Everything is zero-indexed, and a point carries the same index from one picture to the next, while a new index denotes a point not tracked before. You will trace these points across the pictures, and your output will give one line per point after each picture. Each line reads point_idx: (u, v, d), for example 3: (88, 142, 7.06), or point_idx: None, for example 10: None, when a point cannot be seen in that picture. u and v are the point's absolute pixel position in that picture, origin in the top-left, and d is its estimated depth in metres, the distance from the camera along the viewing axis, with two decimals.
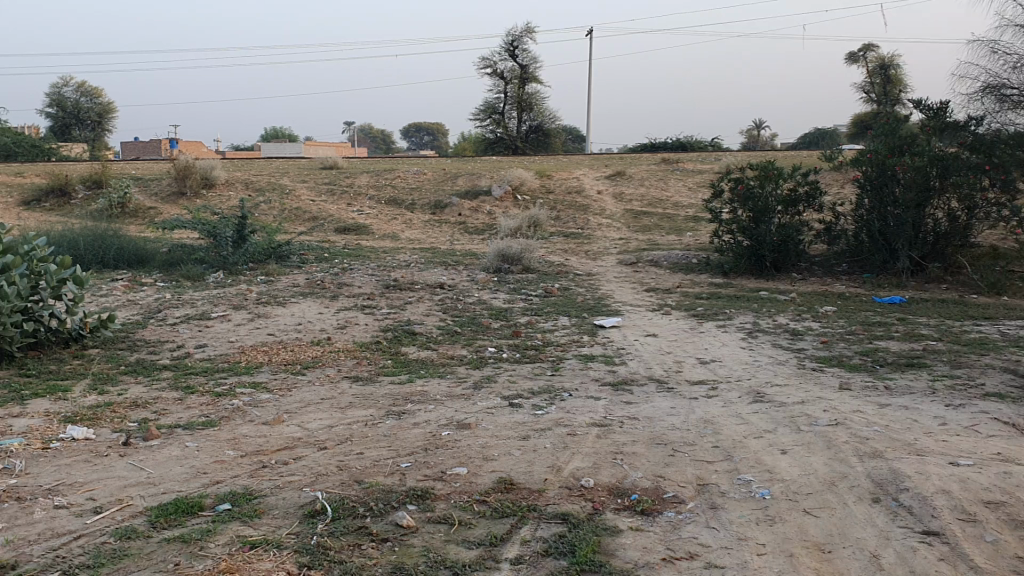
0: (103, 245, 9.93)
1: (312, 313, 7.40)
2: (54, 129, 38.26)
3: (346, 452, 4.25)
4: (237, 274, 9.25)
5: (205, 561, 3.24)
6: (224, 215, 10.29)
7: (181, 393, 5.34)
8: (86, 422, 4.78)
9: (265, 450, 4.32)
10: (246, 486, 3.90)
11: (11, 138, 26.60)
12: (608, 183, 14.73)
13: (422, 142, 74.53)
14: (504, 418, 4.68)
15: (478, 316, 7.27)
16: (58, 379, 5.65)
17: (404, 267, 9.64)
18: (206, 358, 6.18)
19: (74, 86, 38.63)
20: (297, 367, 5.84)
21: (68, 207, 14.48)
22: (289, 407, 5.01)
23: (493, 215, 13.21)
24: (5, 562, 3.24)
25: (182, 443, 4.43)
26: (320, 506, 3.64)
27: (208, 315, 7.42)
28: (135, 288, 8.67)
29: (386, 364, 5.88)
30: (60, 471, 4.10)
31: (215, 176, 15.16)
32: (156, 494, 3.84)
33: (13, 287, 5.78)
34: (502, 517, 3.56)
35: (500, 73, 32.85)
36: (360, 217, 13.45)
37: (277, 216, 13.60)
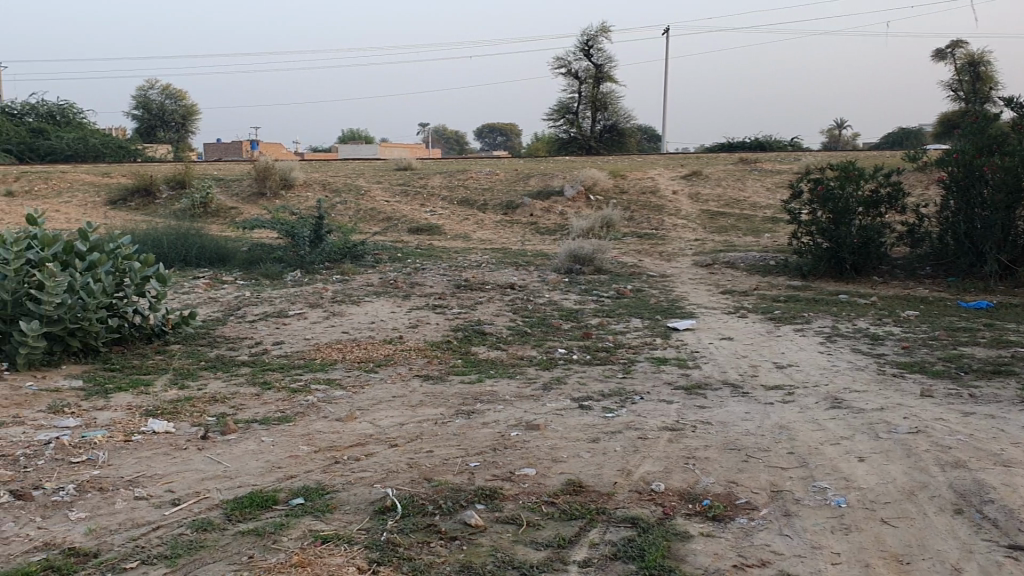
0: (186, 244, 10.20)
1: (385, 312, 7.48)
2: (140, 130, 39.55)
3: (416, 450, 4.28)
4: (313, 273, 9.41)
5: (278, 555, 3.30)
6: (301, 216, 10.48)
7: (258, 388, 5.46)
8: (166, 416, 4.92)
9: (338, 446, 4.38)
10: (319, 481, 3.96)
11: (99, 139, 27.68)
12: (683, 182, 14.57)
13: (496, 142, 74.81)
14: (574, 419, 4.66)
15: (549, 317, 7.26)
16: (140, 373, 5.83)
17: (476, 267, 9.68)
18: (283, 354, 6.30)
19: (159, 89, 40.13)
20: (369, 366, 5.91)
21: (153, 207, 14.92)
22: (361, 403, 5.07)
23: (566, 215, 13.18)
24: (88, 551, 3.36)
25: (257, 438, 4.52)
26: (389, 503, 3.67)
27: (285, 313, 7.56)
28: (215, 285, 8.89)
29: (457, 364, 5.90)
30: (141, 462, 4.23)
31: (294, 177, 15.46)
32: (231, 488, 3.93)
33: (98, 284, 5.96)
34: (571, 519, 3.54)
35: (575, 73, 32.76)
36: (434, 217, 13.58)
37: (353, 216, 13.81)
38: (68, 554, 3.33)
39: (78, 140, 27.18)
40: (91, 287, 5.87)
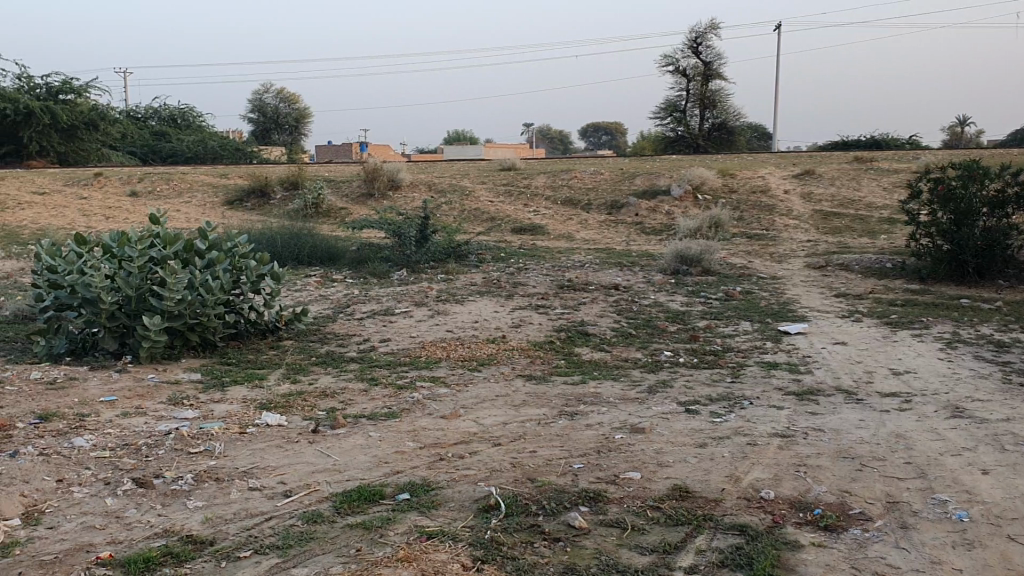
0: (298, 243, 10.48)
1: (488, 311, 7.52)
2: (256, 133, 40.95)
3: (520, 450, 4.28)
4: (419, 272, 9.55)
5: (385, 549, 3.36)
6: (408, 216, 10.64)
7: (366, 384, 5.57)
8: (279, 409, 5.07)
9: (442, 443, 4.42)
10: (424, 477, 4.00)
11: (217, 142, 28.74)
12: (795, 182, 14.18)
13: (602, 142, 74.44)
14: (681, 423, 4.58)
15: (655, 319, 7.17)
16: (255, 368, 6.02)
17: (580, 267, 9.65)
18: (390, 351, 6.42)
19: (275, 93, 41.32)
20: (473, 364, 5.95)
21: (267, 207, 15.41)
22: (465, 402, 5.10)
23: (672, 215, 13.01)
24: (205, 539, 3.49)
25: (365, 433, 4.60)
26: (494, 502, 3.68)
27: (392, 311, 7.69)
28: (325, 283, 9.12)
29: (561, 364, 5.88)
30: (255, 454, 4.36)
31: (401, 177, 15.72)
32: (340, 481, 4.01)
33: (217, 281, 6.19)
34: (677, 525, 3.47)
35: (683, 70, 32.29)
36: (538, 217, 13.59)
37: (457, 217, 13.97)
38: (186, 542, 3.47)
39: (198, 143, 28.30)
40: (210, 284, 6.11)
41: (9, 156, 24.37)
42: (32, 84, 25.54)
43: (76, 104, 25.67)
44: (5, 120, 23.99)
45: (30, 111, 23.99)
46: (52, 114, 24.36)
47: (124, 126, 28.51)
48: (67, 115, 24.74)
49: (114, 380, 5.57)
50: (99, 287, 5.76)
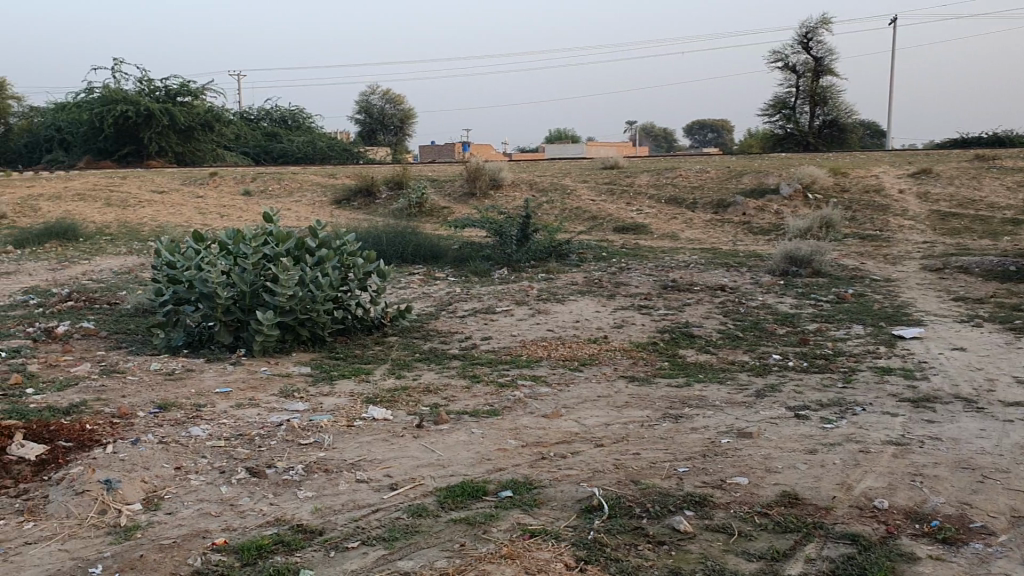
0: (402, 241, 10.64)
1: (589, 311, 7.49)
2: (363, 134, 41.82)
3: (622, 451, 4.25)
4: (521, 271, 9.57)
5: (488, 545, 3.39)
6: (510, 214, 10.67)
7: (469, 381, 5.62)
8: (384, 404, 5.16)
9: (544, 442, 4.42)
10: (526, 476, 4.01)
11: (326, 143, 29.47)
12: (910, 181, 13.67)
13: (706, 140, 73.26)
14: (790, 428, 4.47)
15: (762, 321, 7.02)
16: (361, 363, 6.15)
17: (684, 267, 9.51)
18: (491, 349, 6.46)
19: (380, 94, 42.12)
20: (575, 364, 5.93)
21: (373, 206, 15.69)
22: (567, 402, 5.09)
23: (781, 215, 12.71)
24: (314, 529, 3.59)
25: (468, 430, 4.64)
26: (597, 502, 3.66)
27: (494, 309, 7.74)
28: (429, 281, 9.25)
29: (664, 366, 5.81)
30: (362, 447, 4.45)
31: (502, 177, 15.80)
32: (444, 476, 4.05)
33: (326, 277, 6.36)
34: (785, 532, 3.39)
35: (792, 66, 31.50)
36: (641, 216, 13.45)
37: (559, 216, 13.97)
38: (297, 531, 3.58)
39: (307, 143, 29.11)
40: (319, 281, 6.28)
41: (131, 156, 25.53)
42: (152, 86, 26.67)
43: (193, 105, 26.67)
44: (128, 121, 25.14)
45: (150, 112, 25.07)
46: (171, 115, 25.38)
47: (237, 126, 29.48)
48: (185, 116, 25.75)
49: (228, 372, 5.78)
50: (216, 282, 5.98)
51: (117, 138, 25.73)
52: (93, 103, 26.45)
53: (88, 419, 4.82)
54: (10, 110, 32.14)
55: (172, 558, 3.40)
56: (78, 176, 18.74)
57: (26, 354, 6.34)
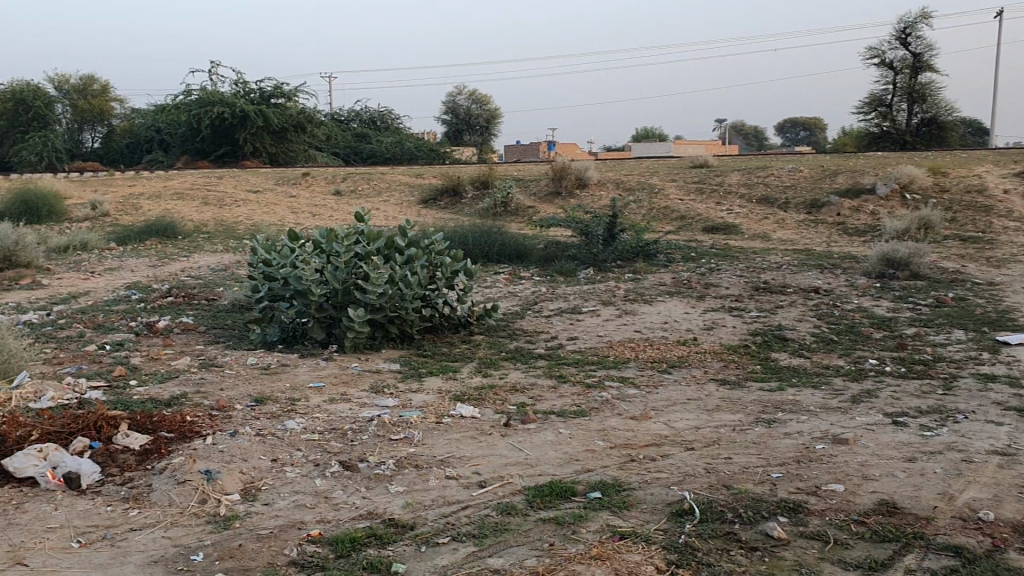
0: (489, 240, 10.72)
1: (678, 312, 7.42)
2: (449, 134, 42.27)
3: (714, 455, 4.20)
4: (608, 271, 9.55)
5: (578, 545, 3.39)
6: (598, 214, 10.63)
7: (556, 381, 5.63)
8: (472, 402, 5.20)
9: (634, 444, 4.40)
10: (616, 477, 4.00)
11: (413, 143, 29.86)
12: (1015, 180, 13.14)
13: (797, 138, 71.65)
14: (887, 436, 4.35)
15: (858, 324, 6.85)
16: (448, 360, 6.22)
17: (776, 269, 9.33)
18: (578, 349, 6.45)
19: (467, 94, 42.48)
20: (663, 366, 5.88)
21: (459, 206, 15.84)
22: (656, 404, 5.05)
23: (877, 215, 12.38)
24: (406, 523, 3.65)
25: (556, 430, 4.65)
26: (688, 506, 3.63)
27: (580, 309, 7.74)
28: (515, 280, 9.30)
29: (756, 370, 5.71)
30: (450, 444, 4.50)
31: (589, 177, 15.76)
32: (533, 475, 4.07)
33: (414, 276, 6.46)
34: (884, 542, 3.30)
35: (889, 62, 30.57)
36: (730, 216, 13.26)
37: (646, 216, 13.88)
38: (389, 525, 3.64)
39: (395, 143, 29.56)
40: (408, 279, 6.38)
41: (227, 157, 26.36)
42: (247, 88, 27.46)
43: (286, 107, 27.36)
44: (224, 122, 25.99)
45: (245, 114, 25.84)
46: (265, 117, 26.08)
47: (328, 127, 30.08)
48: (278, 118, 26.44)
49: (321, 368, 5.91)
50: (310, 280, 6.14)
51: (213, 139, 26.60)
52: (191, 104, 27.39)
53: (189, 411, 4.99)
54: (114, 112, 33.49)
55: (269, 548, 3.49)
56: (177, 175, 19.42)
57: (130, 347, 6.60)
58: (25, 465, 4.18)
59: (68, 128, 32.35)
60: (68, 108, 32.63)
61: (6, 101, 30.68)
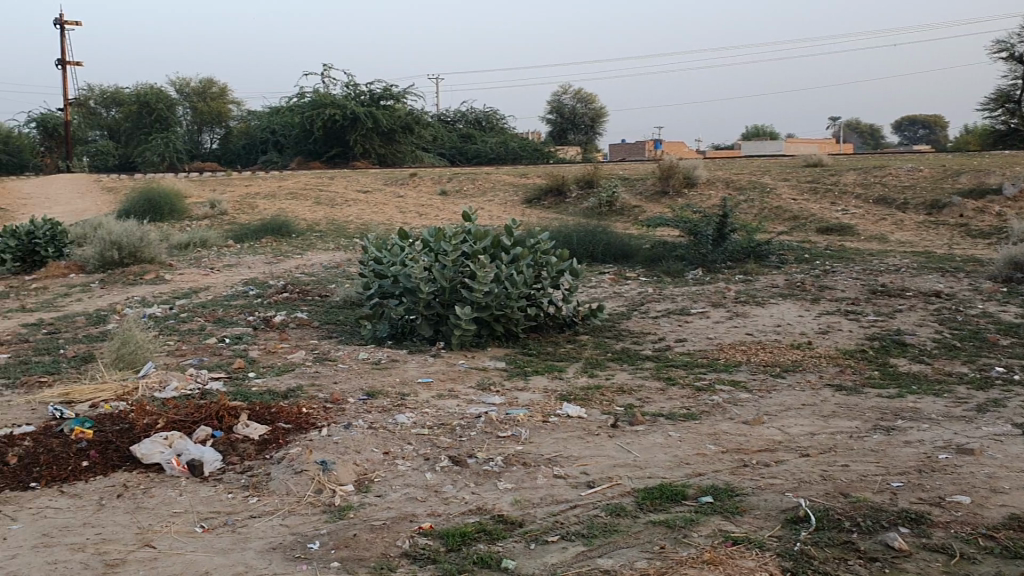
0: (595, 240, 10.70)
1: (792, 315, 7.25)
2: (553, 134, 42.37)
3: (830, 462, 4.09)
4: (717, 272, 9.41)
5: (690, 549, 3.36)
6: (707, 214, 10.48)
7: (664, 383, 5.57)
8: (579, 401, 5.20)
9: (746, 449, 4.33)
10: (728, 482, 3.94)
11: (519, 142, 30.00)
12: None
13: (914, 137, 69.00)
14: (1016, 447, 4.15)
15: (983, 331, 6.56)
16: (554, 360, 6.24)
17: (895, 271, 9.02)
18: (686, 352, 6.37)
19: (572, 94, 42.50)
20: (776, 370, 5.76)
21: (564, 206, 15.85)
22: (769, 409, 4.95)
23: (1003, 216, 11.83)
24: (515, 520, 3.68)
25: (665, 432, 4.61)
26: (803, 513, 3.55)
27: (689, 311, 7.64)
28: (621, 280, 9.26)
29: (874, 376, 5.53)
30: (558, 443, 4.51)
31: (697, 176, 15.55)
32: (642, 477, 4.04)
33: (520, 275, 6.50)
34: (1014, 558, 3.16)
35: (1018, 57, 29.10)
36: (845, 216, 12.89)
37: (757, 216, 13.62)
38: (498, 521, 3.68)
39: (500, 143, 29.77)
40: (514, 278, 6.43)
41: (337, 157, 27.03)
42: (357, 91, 28.11)
43: (394, 109, 27.88)
44: (336, 124, 26.69)
45: (356, 115, 26.49)
46: (374, 118, 26.66)
47: (434, 127, 30.52)
48: (387, 119, 26.99)
49: (429, 363, 6.00)
50: (419, 278, 6.26)
51: (325, 140, 27.33)
52: (304, 106, 28.20)
53: (304, 403, 5.15)
54: (231, 114, 34.79)
55: (382, 539, 3.57)
56: (290, 175, 20.04)
57: (247, 340, 6.85)
58: (152, 451, 4.38)
59: (188, 129, 33.75)
60: (188, 110, 34.07)
61: (132, 105, 32.22)
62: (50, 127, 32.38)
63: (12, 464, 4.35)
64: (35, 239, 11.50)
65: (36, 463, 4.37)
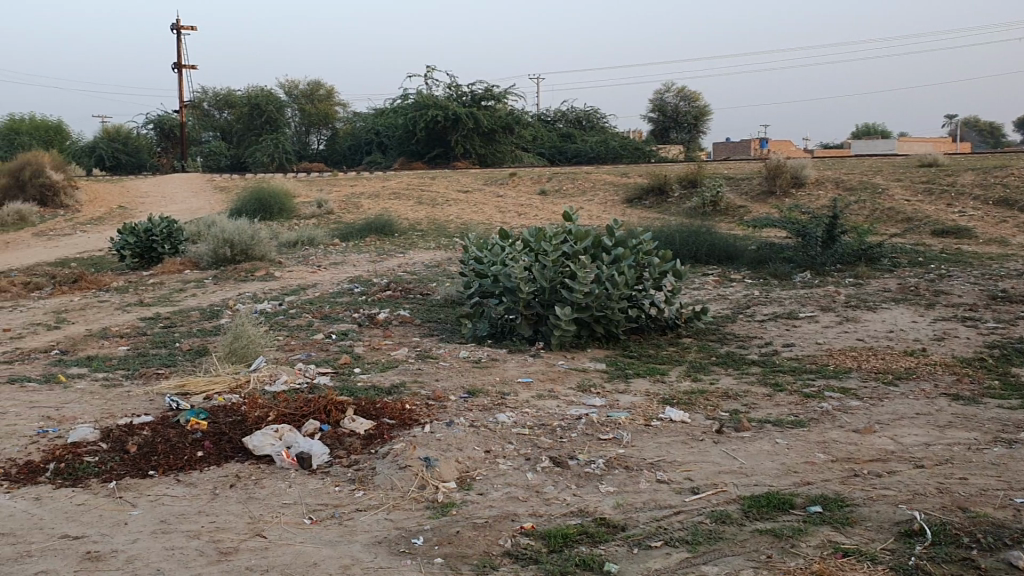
0: (699, 241, 10.56)
1: (905, 321, 7.00)
2: (655, 133, 42.05)
3: (947, 475, 3.94)
4: (826, 275, 9.16)
5: (798, 560, 3.28)
6: (816, 215, 10.21)
7: (770, 389, 5.45)
8: (683, 406, 5.14)
9: (857, 458, 4.20)
10: (838, 492, 3.83)
11: (620, 142, 29.78)
12: None
13: None
14: None
15: None
16: (655, 363, 6.18)
17: (1018, 277, 8.61)
18: (794, 357, 6.23)
19: (675, 92, 42.03)
20: (889, 377, 5.57)
21: (665, 206, 15.68)
22: (881, 418, 4.79)
23: None
24: (617, 523, 3.66)
25: (772, 439, 4.52)
26: (919, 527, 3.42)
27: (796, 315, 7.47)
28: (726, 282, 9.11)
29: (994, 386, 5.30)
30: (661, 447, 4.47)
31: (805, 176, 15.17)
32: (748, 485, 3.97)
33: (622, 276, 6.45)
34: None
35: None
36: (963, 218, 12.37)
37: (868, 217, 13.21)
38: (600, 524, 3.67)
39: (600, 143, 29.67)
40: (615, 279, 6.38)
41: (439, 158, 27.42)
42: (459, 92, 28.41)
43: (496, 109, 28.09)
44: (438, 125, 27.06)
45: (457, 116, 26.78)
46: (475, 119, 26.93)
47: (534, 127, 30.63)
48: (488, 120, 27.22)
49: (529, 363, 6.03)
50: (519, 278, 6.31)
51: (427, 141, 27.76)
52: (407, 107, 28.67)
53: (408, 399, 5.24)
54: (337, 116, 35.65)
55: (485, 538, 3.60)
56: (393, 175, 20.43)
57: (353, 337, 7.01)
58: (263, 444, 4.53)
59: (297, 130, 34.73)
60: (297, 112, 35.08)
61: (244, 107, 33.35)
62: (167, 129, 33.78)
63: (132, 452, 4.56)
64: (153, 236, 11.99)
65: (154, 452, 4.57)
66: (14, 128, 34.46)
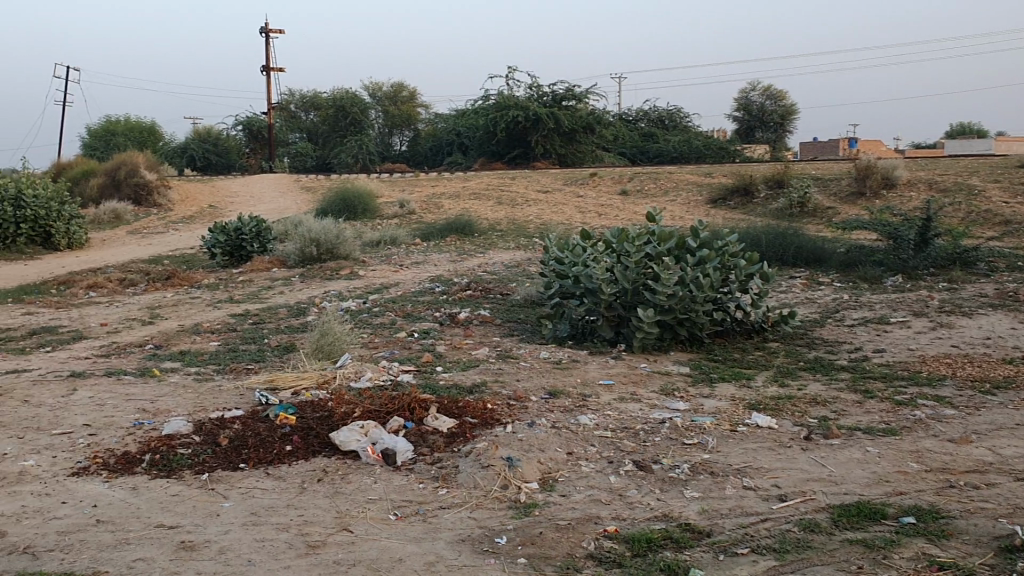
0: (785, 243, 10.38)
1: (1003, 328, 6.76)
2: (739, 133, 41.42)
3: None
4: (918, 279, 8.90)
5: (891, 572, 3.20)
6: (908, 217, 9.92)
7: (860, 396, 5.32)
8: (769, 411, 5.06)
9: (952, 469, 4.08)
10: (932, 503, 3.72)
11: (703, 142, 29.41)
12: None
13: None
14: None
15: None
16: (740, 367, 6.10)
17: None
18: (885, 363, 6.07)
19: (760, 90, 41.32)
20: (986, 386, 5.38)
21: (750, 206, 15.45)
22: (978, 428, 4.63)
23: None
24: (702, 529, 3.63)
25: (862, 447, 4.41)
26: (1020, 542, 3.30)
27: (888, 320, 7.27)
28: (813, 286, 8.94)
29: None
30: (747, 454, 4.41)
31: (896, 176, 14.76)
32: (837, 493, 3.89)
33: (706, 278, 6.38)
34: None
35: None
36: None
37: (964, 219, 12.79)
38: (685, 529, 3.64)
39: (683, 143, 29.36)
40: (700, 281, 6.31)
41: (519, 158, 27.48)
42: (541, 92, 28.44)
43: (577, 109, 28.04)
44: (519, 125, 27.14)
45: (538, 117, 26.79)
46: (556, 119, 26.91)
47: (615, 127, 30.49)
48: (569, 120, 27.20)
49: (611, 365, 6.02)
50: (600, 278, 6.31)
51: (508, 142, 27.88)
52: (489, 108, 28.84)
53: (490, 398, 5.28)
54: (419, 117, 36.06)
55: (568, 539, 3.61)
56: (474, 176, 20.60)
57: (435, 335, 7.09)
58: (349, 439, 4.61)
59: (380, 132, 35.27)
60: (380, 114, 35.63)
61: (329, 108, 34.01)
62: (256, 130, 34.68)
63: (224, 445, 4.70)
64: (242, 235, 12.32)
65: (245, 446, 4.70)
66: (112, 130, 35.87)
